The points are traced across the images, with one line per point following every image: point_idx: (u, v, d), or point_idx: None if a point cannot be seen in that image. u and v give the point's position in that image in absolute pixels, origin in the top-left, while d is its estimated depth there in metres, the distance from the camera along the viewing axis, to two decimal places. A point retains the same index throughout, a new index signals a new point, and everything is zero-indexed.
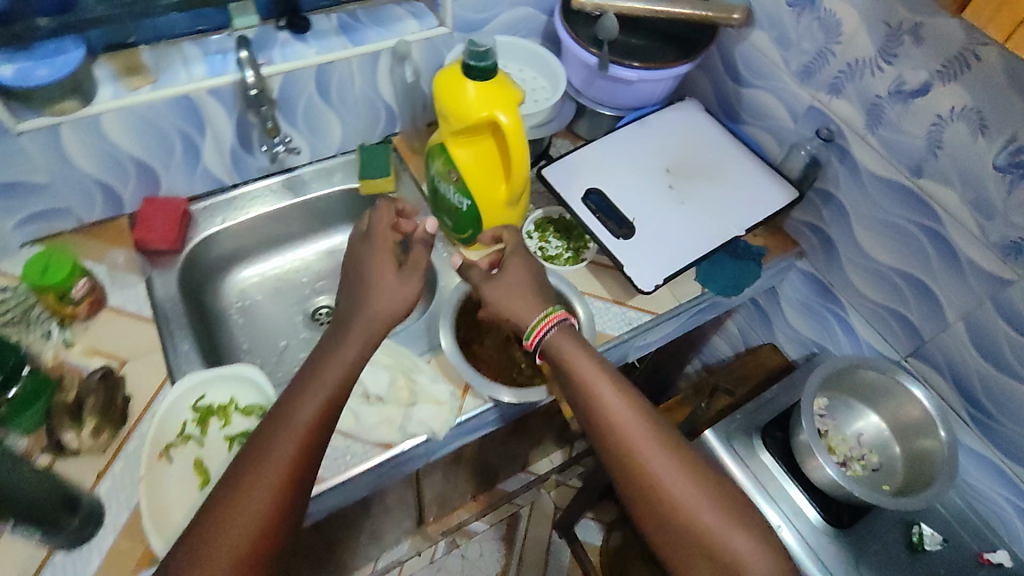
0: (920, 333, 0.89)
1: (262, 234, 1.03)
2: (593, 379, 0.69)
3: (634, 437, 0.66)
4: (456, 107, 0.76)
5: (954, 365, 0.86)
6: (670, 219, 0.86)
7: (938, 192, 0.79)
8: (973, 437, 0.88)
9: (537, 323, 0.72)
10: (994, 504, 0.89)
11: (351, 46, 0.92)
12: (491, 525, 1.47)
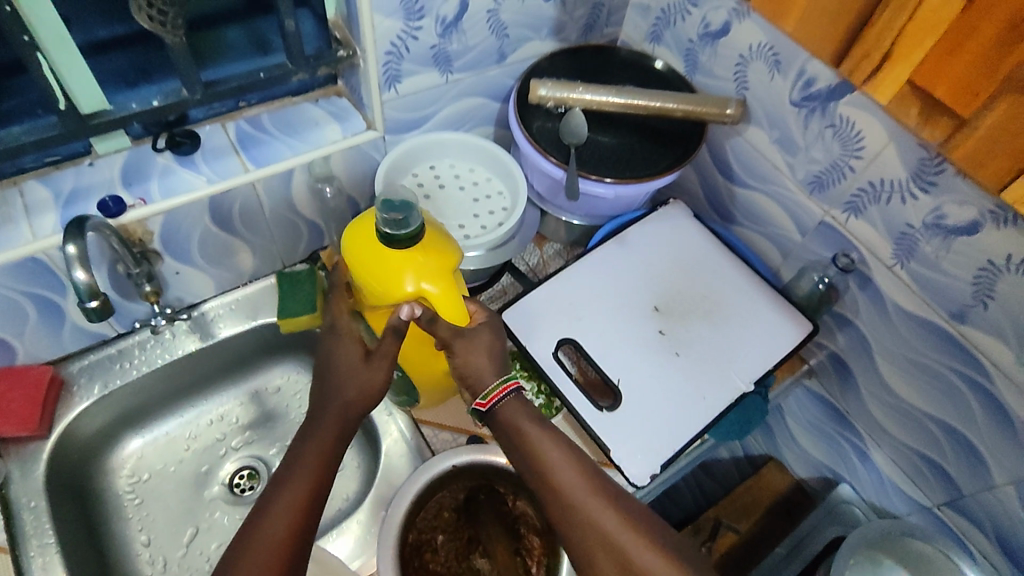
0: (957, 487, 0.74)
1: (159, 391, 0.83)
2: (529, 433, 0.59)
3: (566, 482, 0.57)
4: (370, 279, 0.61)
5: (1001, 528, 0.72)
6: (662, 376, 0.70)
7: (986, 343, 0.64)
8: None
9: (494, 387, 0.60)
10: None
11: (253, 167, 0.73)
12: None
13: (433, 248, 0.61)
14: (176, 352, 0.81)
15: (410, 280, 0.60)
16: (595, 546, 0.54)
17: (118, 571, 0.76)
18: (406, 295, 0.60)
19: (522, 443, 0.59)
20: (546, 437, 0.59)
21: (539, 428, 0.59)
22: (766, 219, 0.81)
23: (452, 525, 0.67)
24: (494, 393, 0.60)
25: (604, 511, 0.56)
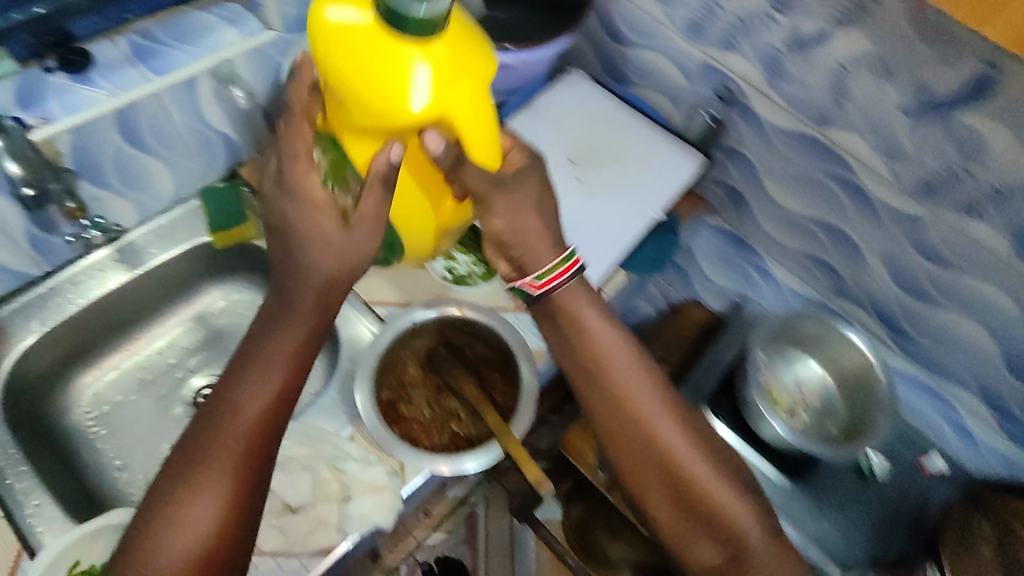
0: (839, 274, 0.89)
1: (100, 323, 0.84)
2: (592, 332, 0.64)
3: (625, 384, 0.63)
4: (389, 84, 0.52)
5: (876, 300, 0.87)
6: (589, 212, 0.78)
7: (847, 140, 0.75)
8: (899, 358, 0.91)
9: (551, 267, 0.63)
10: (934, 423, 0.93)
11: (156, 77, 0.72)
12: (449, 533, 1.38)
13: (460, 50, 0.54)
14: (110, 281, 0.81)
15: (434, 89, 0.53)
16: (624, 423, 0.62)
17: (100, 492, 0.78)
18: (428, 113, 0.54)
19: (579, 333, 0.64)
20: (604, 329, 0.64)
21: (591, 313, 0.64)
22: (656, 73, 0.89)
23: (420, 377, 0.75)
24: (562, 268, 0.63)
25: (649, 407, 0.62)
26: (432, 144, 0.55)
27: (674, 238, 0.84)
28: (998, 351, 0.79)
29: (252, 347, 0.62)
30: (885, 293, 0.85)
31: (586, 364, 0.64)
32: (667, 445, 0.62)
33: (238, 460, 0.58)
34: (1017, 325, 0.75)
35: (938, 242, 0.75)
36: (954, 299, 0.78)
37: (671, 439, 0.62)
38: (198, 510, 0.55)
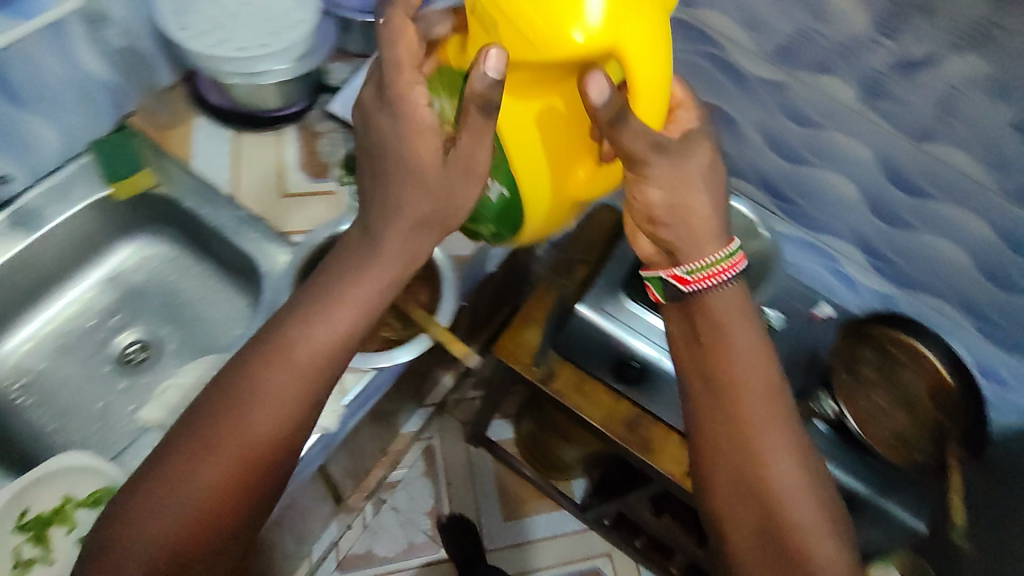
0: (817, 219, 0.87)
1: (11, 286, 0.78)
2: (731, 331, 0.51)
3: (749, 381, 0.50)
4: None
5: (853, 226, 0.84)
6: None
7: (836, 89, 0.71)
8: (864, 274, 0.89)
9: (718, 256, 0.50)
10: (939, 315, 0.86)
11: (26, 23, 0.67)
12: (410, 466, 1.34)
13: None
14: (14, 246, 0.76)
15: (585, 27, 0.39)
16: (736, 445, 0.49)
17: (34, 459, 0.74)
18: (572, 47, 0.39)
19: (715, 342, 0.51)
20: (751, 343, 0.51)
21: (748, 328, 0.51)
22: None
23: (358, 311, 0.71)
24: (715, 267, 0.50)
25: (758, 403, 0.50)
26: (596, 89, 0.40)
27: None
28: (969, 259, 0.77)
29: (285, 342, 0.48)
30: (868, 237, 0.84)
31: (701, 359, 0.52)
32: (768, 464, 0.49)
33: (240, 457, 0.47)
34: (984, 251, 0.75)
35: (955, 132, 0.67)
36: (933, 219, 0.76)
37: (782, 467, 0.49)
38: (188, 488, 0.46)
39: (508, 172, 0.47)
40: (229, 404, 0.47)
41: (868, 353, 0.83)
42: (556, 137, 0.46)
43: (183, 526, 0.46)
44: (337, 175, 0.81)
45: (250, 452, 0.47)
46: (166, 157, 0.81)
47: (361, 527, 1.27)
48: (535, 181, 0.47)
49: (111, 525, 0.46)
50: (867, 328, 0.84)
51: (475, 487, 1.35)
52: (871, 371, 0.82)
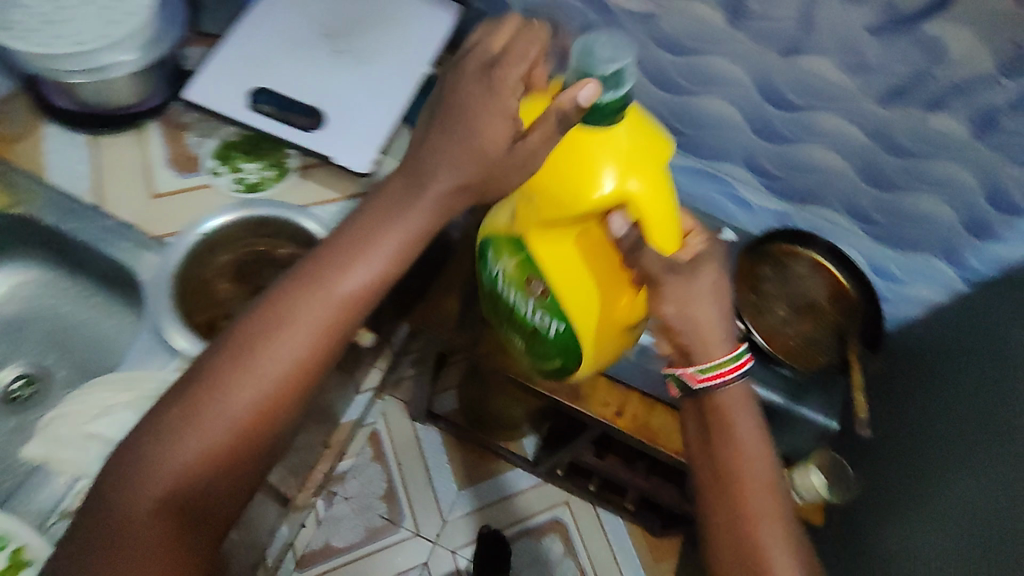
0: (705, 147, 0.88)
1: None
2: (739, 424, 0.53)
3: (749, 467, 0.52)
4: (559, 194, 0.59)
5: (739, 148, 0.86)
6: (376, 91, 0.71)
7: (701, 11, 0.71)
8: (753, 191, 0.91)
9: (724, 359, 0.54)
10: (831, 223, 0.90)
11: None
12: (357, 455, 1.32)
13: (648, 154, 0.59)
14: None
15: (609, 181, 0.57)
16: (733, 519, 0.50)
17: None
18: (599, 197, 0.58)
19: (722, 429, 0.53)
20: (752, 429, 0.53)
21: (751, 417, 0.54)
22: None
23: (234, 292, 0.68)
24: (726, 365, 0.54)
25: (762, 499, 0.50)
26: (617, 225, 0.59)
27: None
28: (846, 165, 0.80)
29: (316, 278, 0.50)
30: (754, 155, 0.86)
31: (707, 452, 0.53)
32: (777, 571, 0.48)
33: (273, 389, 0.49)
34: (860, 154, 0.78)
35: (816, 40, 0.68)
36: (807, 130, 0.78)
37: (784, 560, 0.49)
38: (218, 412, 0.47)
39: (559, 306, 0.65)
40: (261, 336, 0.49)
41: (767, 269, 0.87)
42: (592, 277, 0.64)
43: (212, 449, 0.47)
44: (210, 167, 0.76)
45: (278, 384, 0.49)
46: (9, 171, 0.74)
47: (316, 524, 1.25)
48: (584, 300, 0.64)
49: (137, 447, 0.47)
50: (764, 247, 0.88)
51: (426, 464, 1.35)
52: (772, 287, 0.86)
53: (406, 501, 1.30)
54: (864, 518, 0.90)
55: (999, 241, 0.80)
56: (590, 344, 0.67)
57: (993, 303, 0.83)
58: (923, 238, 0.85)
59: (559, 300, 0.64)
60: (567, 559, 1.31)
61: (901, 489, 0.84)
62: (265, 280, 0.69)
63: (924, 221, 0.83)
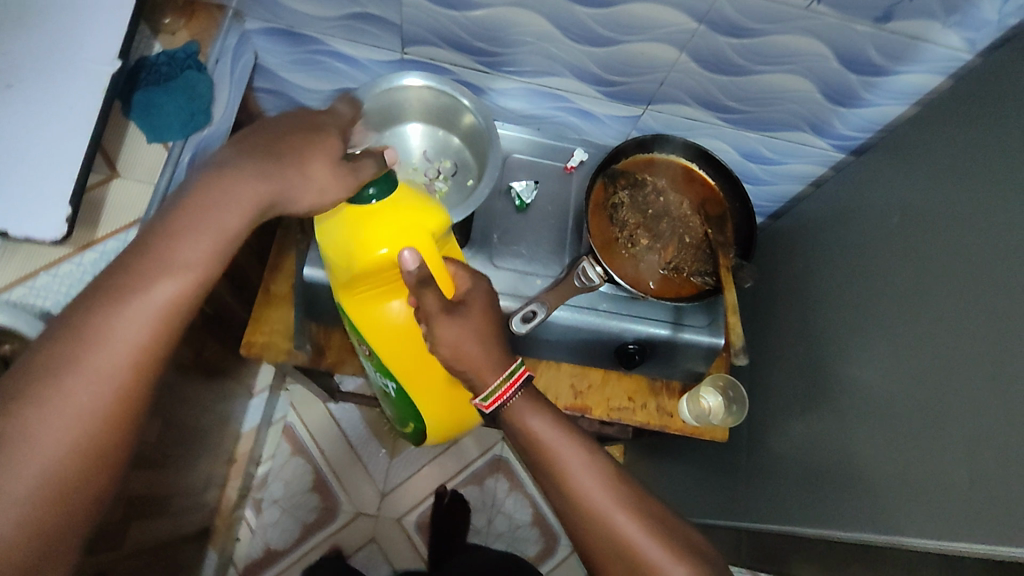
0: (519, 63, 0.72)
1: None
2: (535, 429, 0.55)
3: (564, 458, 0.54)
4: (346, 260, 0.56)
5: (557, 57, 0.71)
6: (38, 114, 0.52)
7: None
8: (591, 100, 0.77)
9: (497, 386, 0.55)
10: (684, 119, 0.78)
11: None
12: (274, 454, 1.26)
13: (416, 212, 0.56)
14: None
15: (383, 247, 0.55)
16: (572, 512, 0.53)
17: None
18: (377, 259, 0.55)
19: (531, 444, 0.55)
20: (554, 429, 0.55)
21: (546, 420, 0.56)
22: None
23: None
24: (502, 389, 0.55)
25: (587, 482, 0.53)
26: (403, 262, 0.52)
27: (199, 73, 0.66)
28: (684, 59, 0.67)
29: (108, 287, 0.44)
30: (579, 63, 0.71)
31: (540, 469, 0.55)
32: (630, 541, 0.51)
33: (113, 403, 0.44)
34: (694, 42, 0.65)
35: None
36: (630, 26, 0.64)
37: (628, 527, 0.52)
38: (35, 445, 0.41)
39: (384, 369, 0.62)
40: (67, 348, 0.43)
41: (623, 194, 0.76)
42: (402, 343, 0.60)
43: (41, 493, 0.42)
44: None
45: (102, 401, 0.43)
46: None
47: (250, 534, 1.21)
48: (403, 371, 0.61)
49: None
50: (615, 168, 0.77)
51: (349, 443, 1.29)
52: (630, 216, 0.76)
53: (339, 484, 1.27)
54: (771, 415, 0.88)
55: (862, 104, 0.71)
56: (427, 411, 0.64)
57: (870, 175, 0.75)
58: (786, 116, 0.75)
59: (381, 366, 0.62)
60: (515, 492, 1.32)
61: (804, 384, 0.82)
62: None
63: (783, 100, 0.72)
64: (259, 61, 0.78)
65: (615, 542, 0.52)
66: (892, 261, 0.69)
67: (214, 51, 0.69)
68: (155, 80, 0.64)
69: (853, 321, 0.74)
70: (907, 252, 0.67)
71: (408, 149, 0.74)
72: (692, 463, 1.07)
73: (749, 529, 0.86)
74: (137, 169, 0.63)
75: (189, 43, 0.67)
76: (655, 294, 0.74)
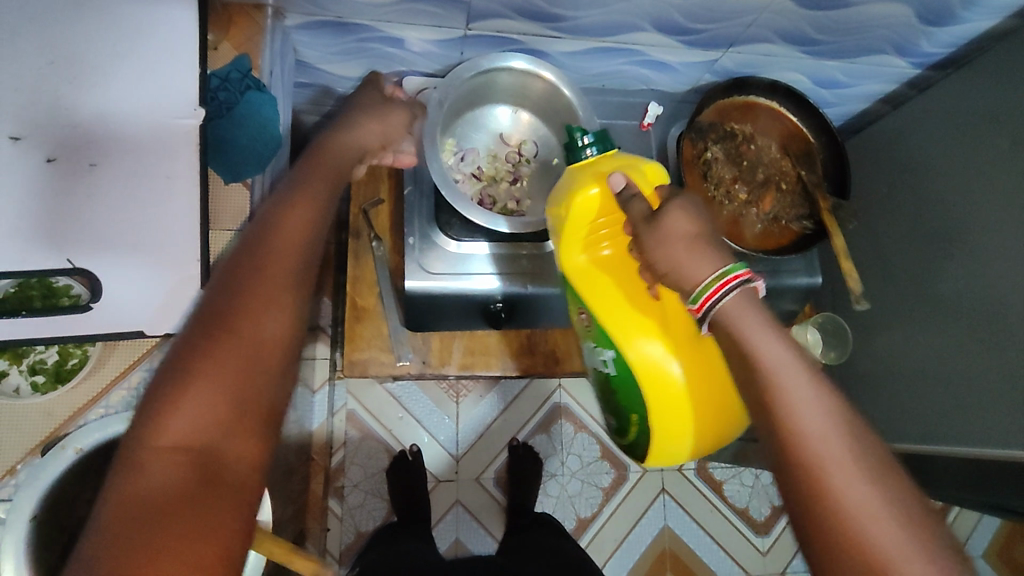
0: (595, 26, 0.66)
1: None
2: (762, 349, 0.40)
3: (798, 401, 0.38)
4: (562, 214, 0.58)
5: (641, 14, 0.64)
6: (136, 191, 0.45)
7: None
8: (666, 50, 0.71)
9: (709, 280, 0.42)
10: (763, 57, 0.73)
11: None
12: (343, 442, 1.27)
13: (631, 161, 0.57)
14: None
15: (596, 186, 0.56)
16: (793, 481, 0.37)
17: None
18: (588, 196, 0.56)
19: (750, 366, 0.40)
20: (781, 353, 0.40)
21: (777, 338, 0.40)
22: None
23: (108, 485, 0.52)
24: (715, 287, 0.42)
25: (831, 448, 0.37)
26: (612, 184, 0.54)
27: (261, 92, 0.58)
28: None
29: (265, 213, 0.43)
30: (664, 17, 0.65)
31: (748, 394, 0.41)
32: (853, 516, 0.35)
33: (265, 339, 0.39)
34: None
35: None
36: None
37: (858, 497, 0.35)
38: (195, 396, 0.36)
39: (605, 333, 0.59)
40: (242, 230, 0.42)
41: (715, 148, 0.74)
42: (614, 288, 0.58)
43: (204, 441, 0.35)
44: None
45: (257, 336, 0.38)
46: None
47: (339, 522, 1.24)
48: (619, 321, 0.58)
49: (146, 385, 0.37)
50: (702, 121, 0.74)
51: (413, 417, 1.30)
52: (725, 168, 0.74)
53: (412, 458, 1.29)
54: None
55: (956, 22, 0.67)
56: (655, 375, 0.58)
57: (954, 94, 0.73)
58: (873, 42, 0.71)
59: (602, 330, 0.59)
60: (581, 433, 1.36)
61: None
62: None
63: (874, 27, 0.68)
64: (297, 56, 0.68)
65: (825, 507, 0.36)
66: (977, 184, 0.68)
67: (264, 63, 0.60)
68: (218, 113, 0.56)
69: (929, 247, 0.73)
70: (998, 174, 0.66)
71: (487, 135, 0.71)
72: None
73: None
74: (223, 216, 0.57)
75: (239, 58, 0.58)
76: (758, 248, 0.73)
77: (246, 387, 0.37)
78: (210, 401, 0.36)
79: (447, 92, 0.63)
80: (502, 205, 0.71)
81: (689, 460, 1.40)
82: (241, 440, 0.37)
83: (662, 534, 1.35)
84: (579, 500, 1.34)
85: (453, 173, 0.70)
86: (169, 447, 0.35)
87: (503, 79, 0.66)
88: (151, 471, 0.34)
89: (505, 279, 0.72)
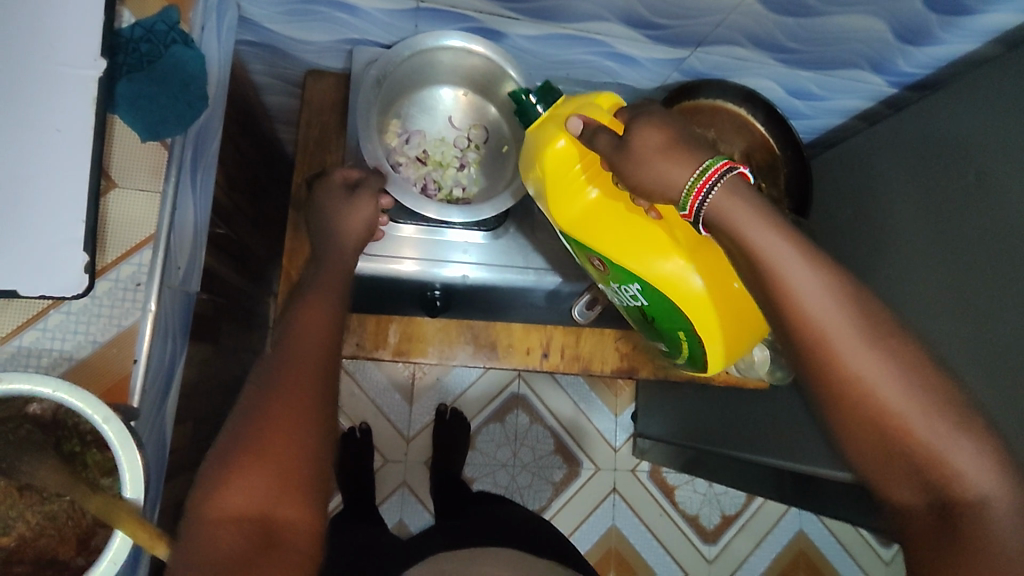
0: (554, 13, 0.62)
1: None
2: (771, 255, 0.42)
3: (817, 300, 0.41)
4: (548, 175, 0.57)
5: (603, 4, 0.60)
6: (23, 141, 0.45)
7: None
8: (631, 44, 0.68)
9: (697, 176, 0.44)
10: (736, 58, 0.69)
11: None
12: None
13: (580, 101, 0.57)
14: None
15: (560, 141, 0.56)
16: (823, 383, 0.41)
17: None
18: (557, 146, 0.56)
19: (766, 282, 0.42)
20: (783, 250, 0.42)
21: (777, 243, 0.42)
22: None
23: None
24: (697, 188, 0.43)
25: (842, 344, 0.40)
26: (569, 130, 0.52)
27: (189, 49, 0.55)
28: (750, 2, 0.58)
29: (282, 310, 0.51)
30: (627, 9, 0.61)
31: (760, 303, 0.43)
32: (866, 387, 0.40)
33: (300, 420, 0.44)
34: None
35: None
36: None
37: (879, 379, 0.40)
38: (240, 478, 0.42)
39: (623, 271, 0.58)
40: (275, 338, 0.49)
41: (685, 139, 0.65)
42: (616, 223, 0.56)
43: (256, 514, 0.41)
44: None
45: (292, 419, 0.44)
46: None
47: None
48: (631, 251, 0.56)
49: (207, 466, 0.43)
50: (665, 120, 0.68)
51: (367, 396, 1.30)
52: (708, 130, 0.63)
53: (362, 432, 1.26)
54: None
55: (935, 42, 0.64)
56: (679, 290, 0.57)
57: (927, 117, 0.70)
58: (846, 55, 0.67)
59: (618, 269, 0.59)
60: (536, 425, 1.35)
61: None
62: (28, 470, 0.48)
63: (848, 40, 0.64)
64: (241, 12, 0.64)
65: (843, 386, 0.41)
66: (935, 215, 0.65)
67: (196, 16, 0.56)
68: (136, 66, 0.53)
69: (888, 273, 0.71)
70: (957, 208, 0.63)
71: (434, 117, 0.69)
72: (696, 393, 1.10)
73: (759, 461, 0.89)
74: (137, 175, 0.54)
75: (166, 9, 0.54)
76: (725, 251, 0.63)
77: (294, 467, 0.43)
78: (262, 479, 0.42)
79: (386, 68, 0.62)
80: (448, 191, 0.69)
81: (643, 462, 1.38)
82: (294, 509, 0.42)
83: (610, 533, 1.34)
84: (529, 492, 1.33)
85: (395, 155, 0.67)
86: (224, 519, 0.41)
87: (446, 58, 0.64)
88: (213, 541, 0.40)
89: (444, 270, 0.72)
